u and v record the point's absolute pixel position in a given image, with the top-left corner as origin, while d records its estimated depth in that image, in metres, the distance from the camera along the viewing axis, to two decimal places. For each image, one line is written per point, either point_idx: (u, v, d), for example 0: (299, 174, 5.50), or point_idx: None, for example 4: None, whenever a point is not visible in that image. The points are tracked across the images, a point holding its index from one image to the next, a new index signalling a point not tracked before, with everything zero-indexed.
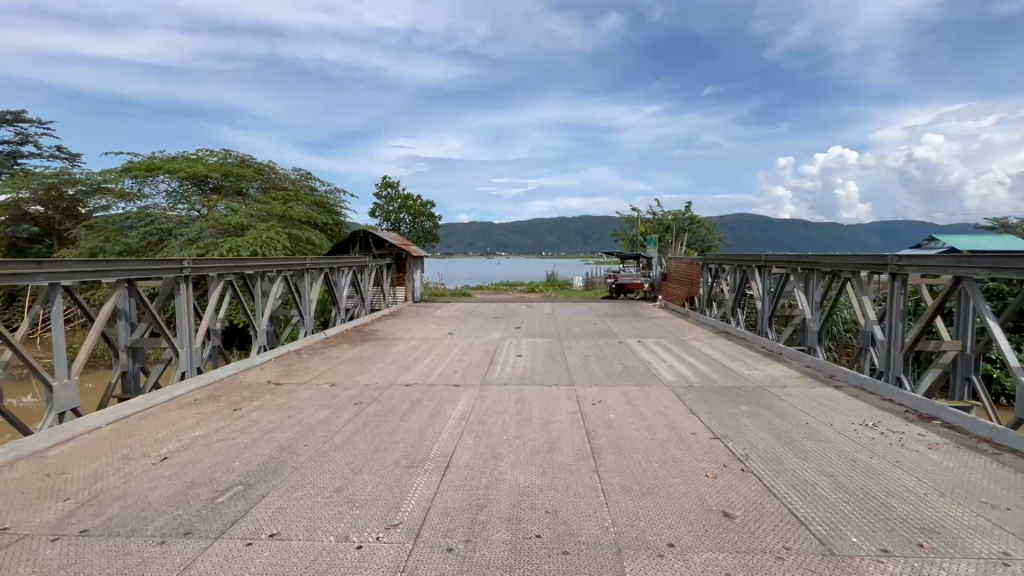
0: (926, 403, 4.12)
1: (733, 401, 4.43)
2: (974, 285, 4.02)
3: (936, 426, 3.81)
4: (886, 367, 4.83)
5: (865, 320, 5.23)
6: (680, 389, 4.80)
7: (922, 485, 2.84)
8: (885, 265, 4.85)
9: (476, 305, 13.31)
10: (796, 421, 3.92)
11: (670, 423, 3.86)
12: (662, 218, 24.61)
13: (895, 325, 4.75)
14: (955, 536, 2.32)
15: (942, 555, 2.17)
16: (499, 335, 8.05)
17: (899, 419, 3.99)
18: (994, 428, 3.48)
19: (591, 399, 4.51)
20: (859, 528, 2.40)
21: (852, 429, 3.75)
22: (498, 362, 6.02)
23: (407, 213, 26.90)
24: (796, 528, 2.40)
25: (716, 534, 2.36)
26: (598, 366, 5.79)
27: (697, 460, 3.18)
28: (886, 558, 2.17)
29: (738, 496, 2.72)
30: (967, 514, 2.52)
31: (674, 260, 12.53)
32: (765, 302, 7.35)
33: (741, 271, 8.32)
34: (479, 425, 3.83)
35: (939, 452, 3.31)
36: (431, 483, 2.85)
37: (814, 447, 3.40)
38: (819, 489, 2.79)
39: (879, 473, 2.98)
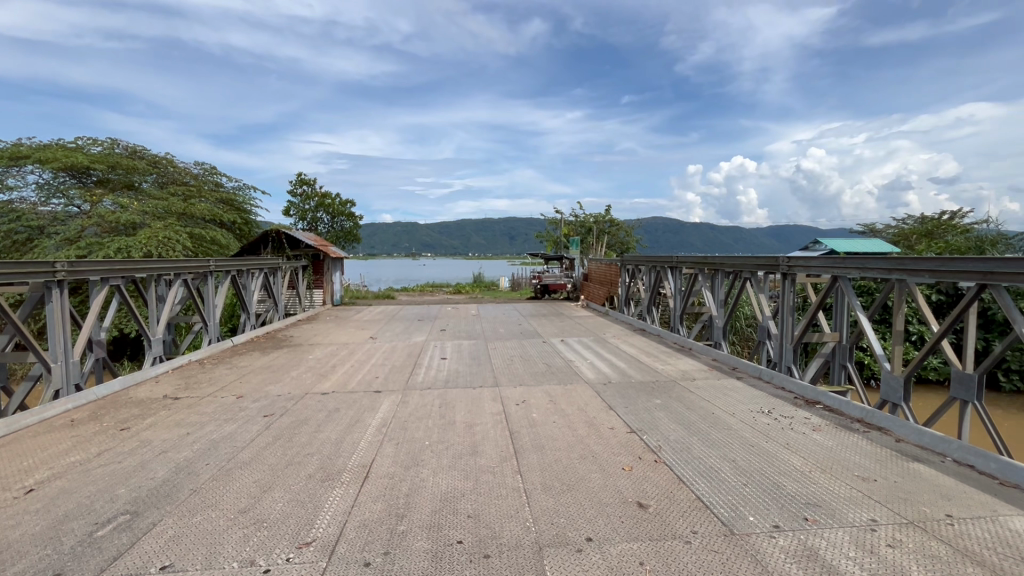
0: (811, 389, 4.60)
1: (648, 395, 4.68)
2: (848, 284, 4.56)
3: (819, 410, 4.25)
4: (779, 358, 5.34)
5: (762, 315, 5.73)
6: (600, 386, 4.98)
7: (807, 464, 3.16)
8: (777, 266, 5.37)
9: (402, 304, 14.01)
10: (703, 411, 4.21)
11: (590, 419, 3.99)
12: (584, 219, 25.42)
13: (786, 320, 5.26)
14: (834, 508, 2.60)
15: (823, 526, 2.43)
16: (423, 338, 7.90)
17: (789, 405, 4.41)
18: (865, 409, 3.94)
19: (515, 399, 4.55)
20: (755, 508, 2.62)
21: (751, 416, 4.10)
22: (422, 366, 5.90)
23: (325, 212, 25.69)
24: (703, 512, 2.57)
25: (630, 525, 2.46)
26: (521, 367, 5.85)
27: (615, 454, 3.31)
28: (778, 533, 2.38)
29: (651, 487, 2.85)
30: (843, 488, 2.83)
31: (595, 261, 13.03)
32: (677, 300, 7.83)
33: (655, 271, 8.79)
34: (401, 432, 3.73)
35: (821, 432, 3.70)
36: (348, 496, 2.72)
37: (718, 435, 3.66)
38: (722, 474, 3.01)
39: (772, 456, 3.28)
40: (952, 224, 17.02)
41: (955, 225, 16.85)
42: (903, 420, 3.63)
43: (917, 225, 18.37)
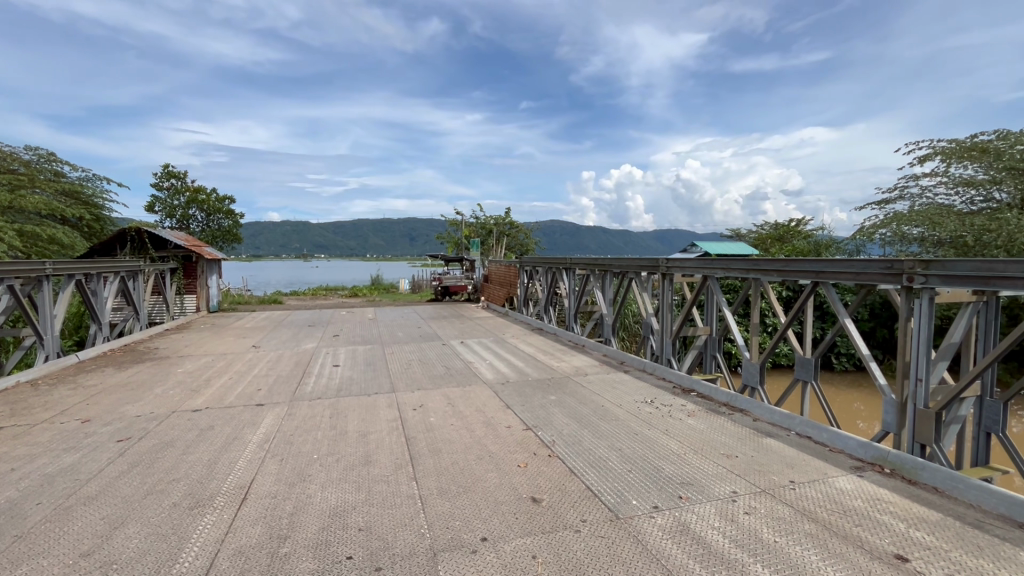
0: (687, 378, 5.07)
1: (544, 392, 4.83)
2: (715, 283, 5.12)
3: (694, 397, 4.70)
4: (661, 351, 5.83)
5: (646, 312, 6.21)
6: (498, 386, 5.05)
7: (683, 446, 3.47)
8: (658, 267, 5.86)
9: (298, 305, 15.78)
10: (594, 404, 4.45)
11: (487, 420, 4.02)
12: (484, 221, 25.61)
13: (666, 316, 5.75)
14: (703, 485, 2.89)
15: (694, 502, 2.68)
16: (314, 345, 7.41)
17: (669, 394, 4.81)
18: (730, 394, 4.43)
19: (412, 404, 4.45)
20: (638, 491, 2.83)
21: (636, 406, 4.41)
22: (312, 375, 5.53)
23: (197, 209, 23.14)
24: (591, 501, 2.72)
25: (524, 520, 2.52)
26: (419, 370, 5.73)
27: (511, 452, 3.38)
28: (656, 513, 2.59)
29: (544, 481, 2.95)
30: (711, 465, 3.16)
31: (495, 262, 13.20)
32: (571, 299, 8.20)
33: (551, 272, 9.12)
34: (286, 447, 3.46)
35: (694, 417, 4.10)
36: (222, 522, 2.47)
37: (606, 426, 3.90)
38: (609, 462, 3.21)
39: (653, 442, 3.56)
40: (798, 230, 19.82)
41: (801, 231, 19.66)
42: (760, 402, 4.14)
43: (773, 230, 21.07)
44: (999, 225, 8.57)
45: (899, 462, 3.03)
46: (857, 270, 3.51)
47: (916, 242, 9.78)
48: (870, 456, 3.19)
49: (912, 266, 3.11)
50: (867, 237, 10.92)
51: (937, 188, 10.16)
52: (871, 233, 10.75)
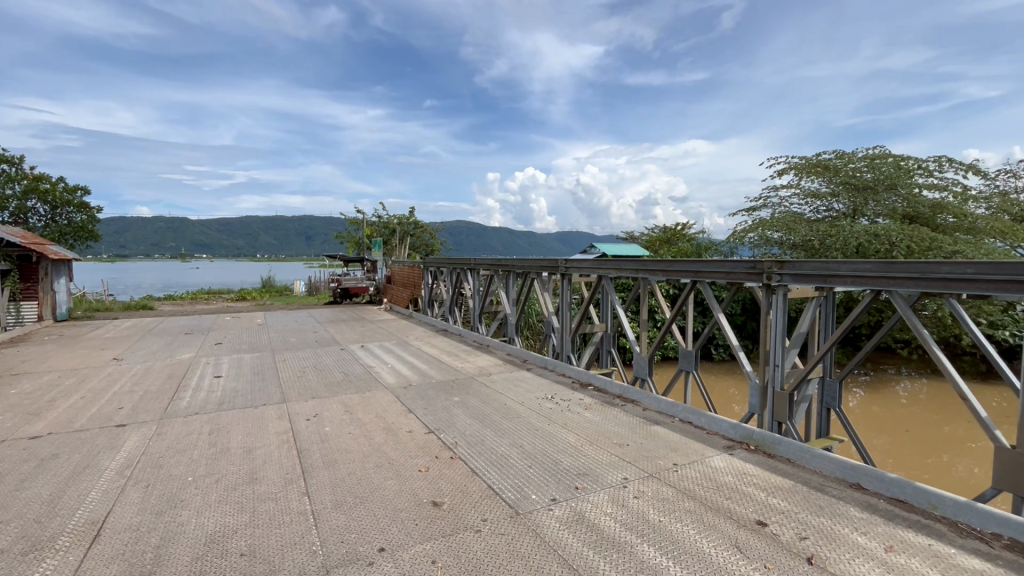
0: (584, 373, 5.31)
1: (447, 394, 4.79)
2: (610, 282, 5.43)
3: (590, 391, 4.94)
4: (561, 349, 6.06)
5: (547, 311, 6.41)
6: (399, 390, 4.91)
7: (579, 439, 3.64)
8: (557, 267, 6.09)
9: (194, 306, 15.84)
10: (497, 403, 4.50)
11: (388, 426, 3.90)
12: (387, 220, 24.78)
13: (565, 315, 6.00)
14: (598, 474, 3.05)
15: (589, 491, 2.82)
16: (190, 355, 6.65)
17: (568, 389, 5.01)
18: (623, 386, 4.72)
19: (305, 414, 4.18)
20: (537, 485, 2.91)
21: (538, 403, 4.54)
22: (188, 389, 4.96)
23: (39, 200, 19.78)
24: (492, 499, 2.75)
25: (424, 525, 2.48)
26: (314, 378, 5.39)
27: (412, 457, 3.30)
28: (554, 505, 2.68)
29: (446, 484, 2.92)
30: (605, 455, 3.34)
31: (398, 263, 12.85)
32: (476, 300, 8.24)
33: (456, 273, 9.08)
34: (154, 471, 3.07)
35: (591, 410, 4.31)
36: (66, 566, 2.12)
37: (508, 424, 3.96)
38: (511, 460, 3.26)
39: (552, 436, 3.68)
40: (683, 234, 21.66)
41: (685, 234, 21.52)
42: (649, 392, 4.47)
43: (661, 233, 22.82)
44: (838, 231, 10.07)
45: (761, 440, 3.43)
46: (727, 270, 3.93)
47: (777, 245, 11.16)
48: (739, 435, 3.57)
49: (770, 266, 3.55)
50: (739, 240, 12.25)
51: (792, 198, 11.68)
52: (741, 237, 12.09)
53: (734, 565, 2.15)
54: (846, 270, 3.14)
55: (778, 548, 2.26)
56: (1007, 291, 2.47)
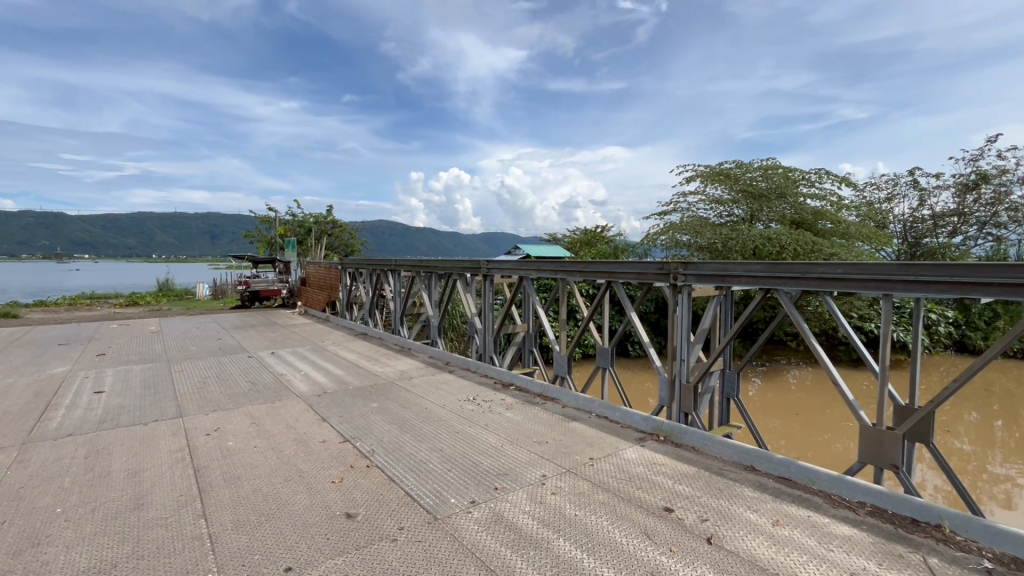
0: (506, 373, 5.34)
1: (365, 401, 4.61)
2: (530, 283, 5.52)
3: (512, 391, 4.98)
4: (484, 350, 6.06)
5: (469, 313, 6.39)
6: (313, 399, 4.65)
7: (500, 439, 3.65)
8: (479, 268, 6.08)
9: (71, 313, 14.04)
10: (417, 408, 4.41)
11: (298, 437, 3.67)
12: (302, 219, 23.46)
13: (488, 316, 6.01)
14: (517, 473, 3.08)
15: (508, 491, 2.84)
16: (64, 368, 5.86)
17: (490, 390, 5.02)
18: (544, 385, 4.80)
19: (204, 429, 3.83)
20: (456, 489, 2.88)
21: (459, 405, 4.50)
22: (60, 407, 4.36)
23: None
24: (409, 506, 2.68)
25: (336, 539, 2.36)
26: (216, 389, 4.96)
27: (324, 468, 3.14)
28: (473, 508, 2.67)
29: (361, 494, 2.81)
30: (525, 454, 3.38)
31: (313, 265, 12.22)
32: (397, 302, 8.03)
33: (375, 274, 8.79)
34: (11, 505, 2.66)
35: (512, 410, 4.35)
36: None
37: (429, 428, 3.89)
38: (430, 465, 3.21)
39: (473, 438, 3.67)
40: (602, 236, 22.57)
41: (605, 237, 22.45)
42: (568, 390, 4.59)
43: (582, 235, 23.64)
44: (738, 235, 11.00)
45: (670, 430, 3.64)
46: (639, 270, 4.14)
47: (685, 247, 11.96)
48: (650, 427, 3.77)
49: (676, 267, 3.79)
50: (652, 242, 12.98)
51: (698, 204, 12.56)
52: (654, 239, 12.82)
53: (643, 552, 2.26)
54: (740, 270, 3.42)
55: (683, 532, 2.41)
56: (868, 288, 2.83)
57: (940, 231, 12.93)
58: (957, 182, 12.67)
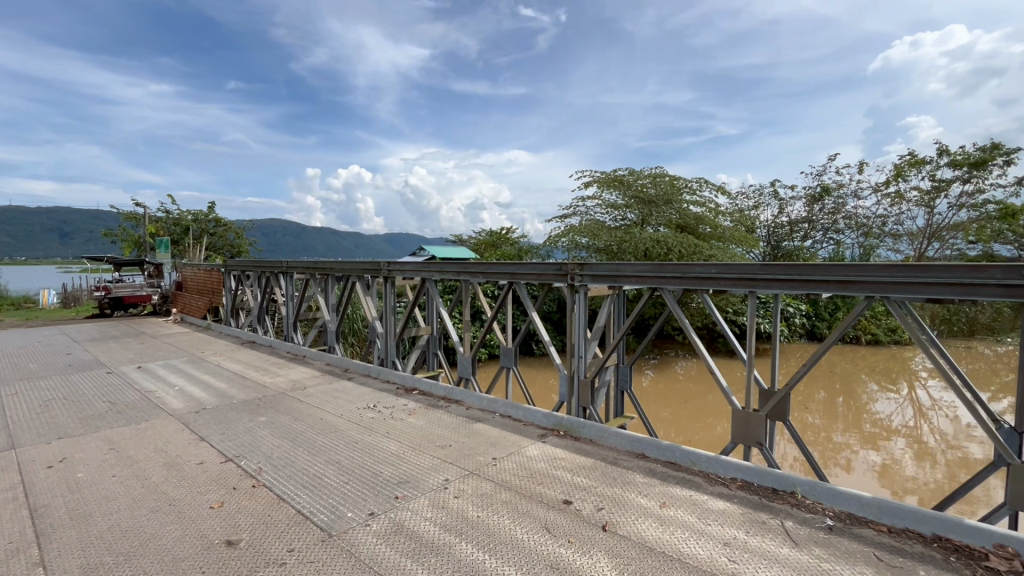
0: (409, 378, 5.20)
1: (251, 415, 4.23)
2: (433, 285, 5.45)
3: (415, 395, 4.86)
4: (385, 354, 5.87)
5: (370, 316, 6.14)
6: (188, 417, 4.17)
7: (401, 446, 3.55)
8: (380, 270, 5.87)
9: None
10: (311, 419, 4.14)
11: (170, 461, 3.27)
12: (177, 216, 21.03)
13: (390, 319, 5.83)
14: (419, 480, 3.00)
15: (409, 499, 2.76)
16: None
17: (392, 396, 4.85)
18: (448, 387, 4.75)
19: (46, 461, 3.26)
20: (354, 502, 2.74)
21: (358, 413, 4.30)
22: None
23: None
24: (301, 525, 2.50)
25: (214, 571, 2.13)
26: (65, 412, 4.27)
27: (201, 493, 2.83)
28: (372, 520, 2.56)
29: (244, 518, 2.56)
30: (428, 459, 3.32)
31: (191, 267, 11.00)
32: (289, 307, 7.49)
33: (265, 277, 8.13)
34: None
35: (414, 415, 4.25)
36: None
37: (324, 440, 3.67)
38: (325, 479, 3.02)
39: (373, 447, 3.52)
40: (507, 238, 22.97)
41: (510, 238, 22.87)
42: (472, 391, 4.58)
43: (488, 236, 23.85)
44: (631, 237, 11.76)
45: (569, 425, 3.78)
46: (539, 272, 4.26)
47: (585, 249, 12.53)
48: (550, 423, 3.88)
49: (574, 268, 3.95)
50: (553, 243, 13.43)
51: (596, 208, 13.22)
52: (555, 240, 13.27)
53: (543, 546, 2.32)
54: (630, 271, 3.66)
55: (580, 523, 2.51)
56: (737, 287, 3.18)
57: (796, 235, 14.88)
58: (807, 194, 14.64)
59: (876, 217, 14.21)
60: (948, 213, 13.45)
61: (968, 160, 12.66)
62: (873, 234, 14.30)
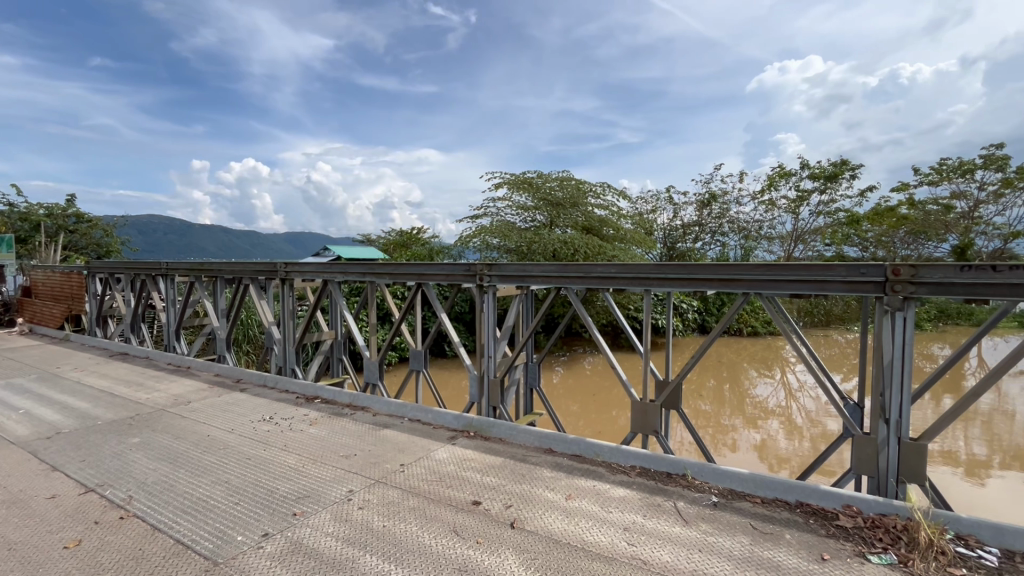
0: (311, 386, 4.89)
1: (120, 437, 3.73)
2: (336, 287, 5.17)
3: (317, 404, 4.58)
4: (283, 362, 5.48)
5: (265, 322, 5.69)
6: (38, 444, 3.57)
7: (301, 459, 3.33)
8: (276, 272, 5.47)
9: None
10: (195, 437, 3.74)
11: (11, 498, 2.78)
12: (25, 211, 18.02)
13: (288, 324, 5.44)
14: (320, 494, 2.83)
15: (308, 515, 2.59)
16: None
17: (291, 406, 4.54)
18: (353, 394, 4.54)
19: None
20: (245, 523, 2.52)
21: (251, 427, 3.97)
22: None
23: None
24: (180, 556, 2.25)
25: None
26: None
27: (53, 532, 2.44)
28: (266, 541, 2.37)
29: (109, 556, 2.24)
30: (330, 471, 3.14)
31: (42, 269, 9.47)
32: (170, 313, 6.73)
33: (138, 280, 7.22)
34: None
35: (316, 425, 4.01)
36: None
37: (210, 458, 3.34)
38: (211, 501, 2.75)
39: (268, 463, 3.26)
40: (418, 238, 22.55)
41: (420, 239, 22.48)
42: (378, 397, 4.42)
43: (398, 236, 23.25)
44: (540, 238, 12.08)
45: (479, 425, 3.78)
46: (448, 272, 4.22)
47: (496, 249, 12.64)
48: (460, 425, 3.86)
49: (482, 268, 3.96)
50: (465, 244, 13.38)
51: (506, 209, 13.40)
52: (466, 241, 13.24)
53: (451, 550, 2.29)
54: (537, 271, 3.74)
55: (488, 522, 2.52)
56: (633, 285, 3.39)
57: (688, 237, 16.22)
58: (697, 199, 16.00)
59: (754, 222, 15.91)
60: (809, 219, 15.41)
61: (824, 173, 14.62)
62: (751, 237, 15.99)
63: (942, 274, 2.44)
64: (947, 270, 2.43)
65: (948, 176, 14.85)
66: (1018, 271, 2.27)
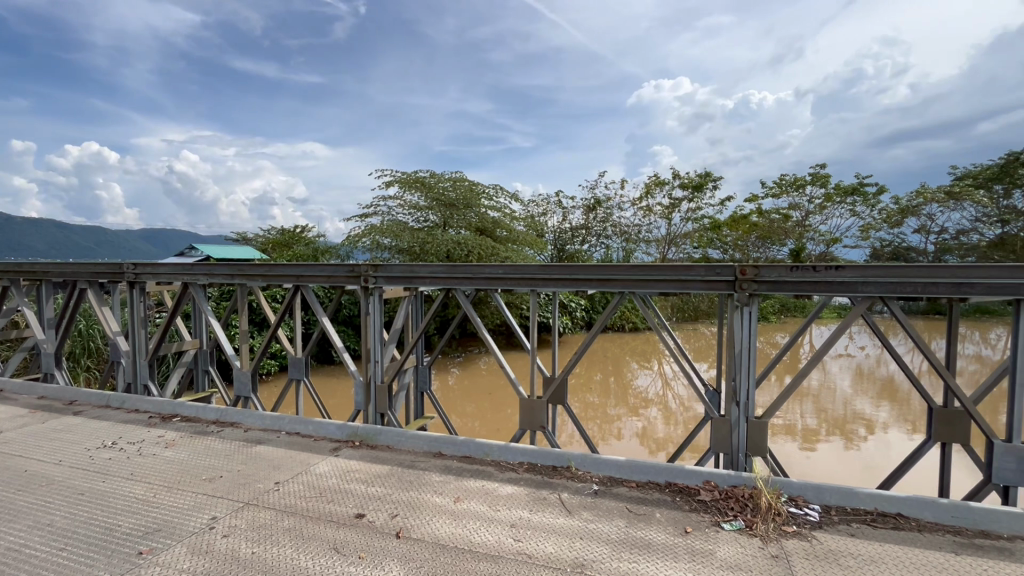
0: (168, 403, 4.30)
1: None
2: (199, 291, 4.61)
3: (176, 423, 4.04)
4: (132, 378, 4.75)
5: (108, 332, 4.89)
6: None
7: (151, 488, 2.91)
8: (121, 274, 4.72)
9: None
10: (7, 474, 3.09)
11: None
12: None
13: (138, 334, 4.73)
14: (174, 525, 2.50)
15: (158, 552, 2.27)
16: None
17: (141, 428, 3.95)
18: (221, 409, 4.08)
19: None
20: (73, 572, 2.13)
21: (88, 456, 3.38)
22: None
23: None
24: None
25: None
26: None
27: None
28: None
29: None
30: (188, 498, 2.78)
31: None
32: None
33: None
34: None
35: (172, 447, 3.53)
36: None
37: (28, 498, 2.78)
38: (27, 550, 2.28)
39: (107, 496, 2.79)
40: (301, 237, 21.06)
41: (304, 238, 21.03)
42: (251, 411, 4.02)
43: (279, 235, 21.52)
44: (433, 239, 11.92)
45: (365, 433, 3.60)
46: (329, 274, 3.96)
47: (387, 249, 12.23)
48: (344, 435, 3.64)
49: (367, 269, 3.78)
50: (353, 243, 12.75)
51: (398, 208, 13.02)
52: (354, 240, 12.62)
53: (330, 569, 2.15)
54: (425, 272, 3.66)
55: (371, 535, 2.40)
56: (521, 285, 3.46)
57: (576, 240, 17.10)
58: (584, 204, 16.96)
59: (634, 226, 17.27)
60: (680, 224, 17.09)
61: (692, 184, 16.31)
62: (631, 240, 17.33)
63: (777, 273, 2.82)
64: (781, 270, 2.82)
65: (787, 190, 17.39)
66: (830, 270, 2.71)
